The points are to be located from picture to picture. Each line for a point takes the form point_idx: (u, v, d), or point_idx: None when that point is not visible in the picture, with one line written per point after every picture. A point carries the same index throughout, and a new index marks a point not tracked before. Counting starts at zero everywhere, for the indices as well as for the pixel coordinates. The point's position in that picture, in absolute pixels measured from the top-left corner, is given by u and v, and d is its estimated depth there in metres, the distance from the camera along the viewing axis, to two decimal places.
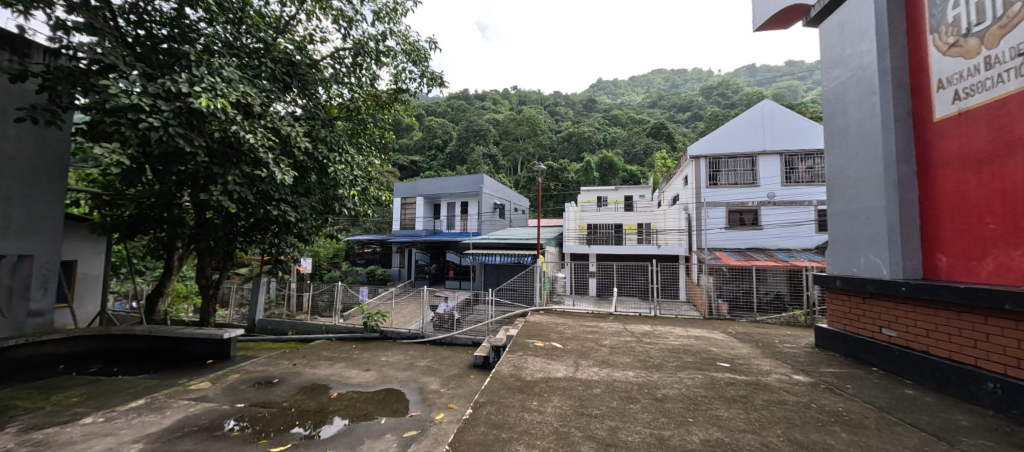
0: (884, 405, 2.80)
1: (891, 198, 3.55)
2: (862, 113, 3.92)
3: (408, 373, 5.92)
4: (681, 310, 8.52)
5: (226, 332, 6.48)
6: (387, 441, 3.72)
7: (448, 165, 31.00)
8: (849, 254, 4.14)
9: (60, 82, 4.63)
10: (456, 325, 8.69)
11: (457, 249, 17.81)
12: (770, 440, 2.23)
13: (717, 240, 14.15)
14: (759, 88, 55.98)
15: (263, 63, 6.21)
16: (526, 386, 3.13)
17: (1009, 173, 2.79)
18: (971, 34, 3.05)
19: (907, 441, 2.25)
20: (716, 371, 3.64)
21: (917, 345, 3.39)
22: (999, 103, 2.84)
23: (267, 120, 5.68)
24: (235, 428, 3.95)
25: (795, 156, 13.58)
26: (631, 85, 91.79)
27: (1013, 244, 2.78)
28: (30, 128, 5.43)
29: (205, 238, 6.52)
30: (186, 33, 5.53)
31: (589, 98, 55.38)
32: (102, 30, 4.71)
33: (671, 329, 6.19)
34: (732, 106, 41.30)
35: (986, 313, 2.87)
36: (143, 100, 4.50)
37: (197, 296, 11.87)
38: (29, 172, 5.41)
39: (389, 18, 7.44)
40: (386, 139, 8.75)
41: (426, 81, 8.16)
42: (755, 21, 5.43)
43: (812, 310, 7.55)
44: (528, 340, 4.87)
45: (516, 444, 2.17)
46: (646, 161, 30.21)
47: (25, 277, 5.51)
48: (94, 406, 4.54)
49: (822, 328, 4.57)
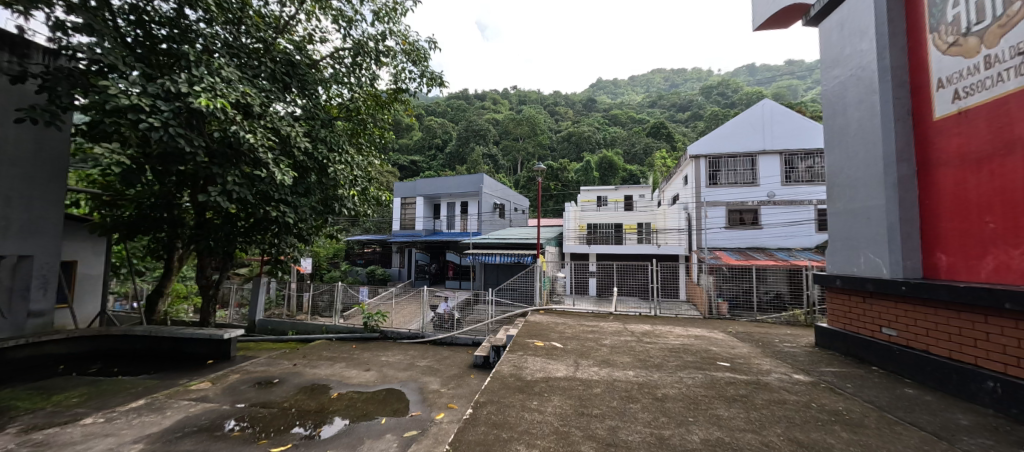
0: (884, 404, 2.80)
1: (891, 197, 3.56)
2: (861, 112, 3.92)
3: (408, 373, 5.92)
4: (682, 310, 8.53)
5: (227, 332, 6.53)
6: (388, 441, 3.72)
7: (448, 164, 31.00)
8: (849, 253, 4.14)
9: (60, 82, 4.63)
10: (456, 325, 8.69)
11: (457, 249, 17.81)
12: (770, 440, 2.23)
13: (717, 240, 14.16)
14: (758, 88, 56.00)
15: (263, 63, 6.21)
16: (526, 385, 3.13)
17: (1009, 172, 2.79)
18: (971, 34, 3.05)
19: (907, 440, 2.25)
20: (716, 371, 3.64)
21: (917, 344, 3.39)
22: (999, 103, 2.84)
23: (266, 120, 5.68)
24: (235, 428, 3.95)
25: (795, 156, 13.58)
26: (630, 85, 91.76)
27: (1013, 243, 2.78)
28: (30, 128, 5.43)
29: (206, 238, 6.53)
30: (185, 33, 5.53)
31: (589, 98, 55.35)
32: (101, 30, 4.71)
33: (671, 328, 6.19)
34: (732, 105, 41.29)
35: (986, 312, 2.87)
36: (143, 101, 4.50)
37: (197, 296, 11.87)
38: (29, 172, 5.41)
39: (389, 18, 7.45)
40: (386, 139, 8.75)
41: (426, 80, 8.17)
42: (755, 21, 5.42)
43: (812, 310, 7.55)
44: (528, 340, 4.87)
45: (516, 444, 2.17)
46: (646, 160, 30.21)
47: (26, 277, 5.52)
48: (94, 406, 4.54)
49: (822, 327, 4.57)
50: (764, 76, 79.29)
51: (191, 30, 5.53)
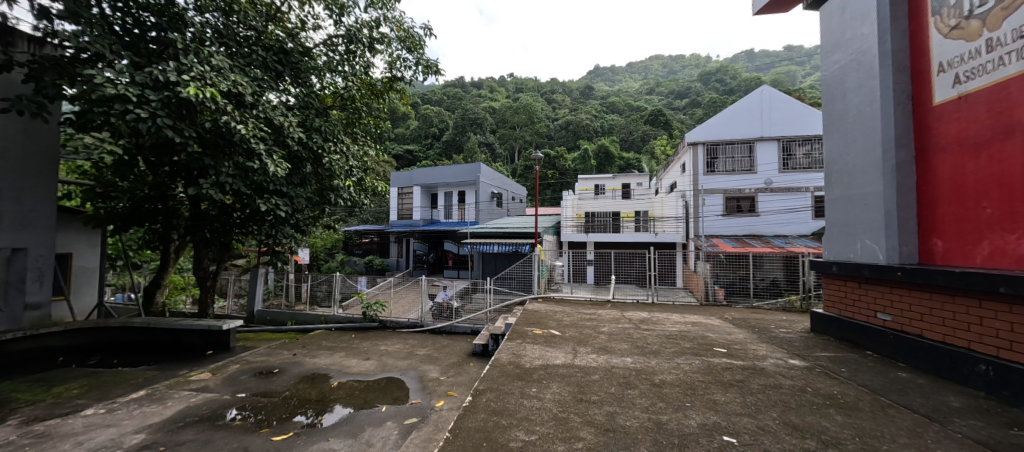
0: (877, 387, 2.86)
1: (889, 183, 3.56)
2: (861, 98, 3.89)
3: (408, 362, 5.97)
4: (678, 296, 8.62)
5: (226, 322, 6.49)
6: (389, 428, 3.77)
7: (443, 154, 30.67)
8: (846, 239, 4.14)
9: (46, 72, 4.49)
10: (456, 314, 8.78)
11: (456, 240, 17.96)
12: (766, 424, 2.26)
13: (716, 228, 14.25)
14: (757, 72, 55.35)
15: (255, 52, 6.09)
16: (525, 373, 3.15)
17: (1007, 158, 2.78)
18: (974, 16, 3.01)
19: (901, 422, 2.29)
20: (713, 356, 3.67)
21: (912, 329, 3.43)
22: (1000, 86, 2.82)
23: (259, 109, 5.58)
24: (236, 418, 3.98)
25: (794, 142, 13.49)
26: (630, 72, 90.84)
27: (1010, 229, 2.79)
28: (17, 120, 5.32)
29: (200, 230, 6.43)
30: (175, 21, 5.39)
31: (588, 85, 54.72)
32: (86, 18, 4.57)
33: (669, 315, 6.24)
34: (731, 93, 40.31)
35: (980, 296, 2.90)
36: (130, 90, 4.40)
37: (195, 287, 11.82)
38: (18, 165, 5.32)
39: (383, 4, 7.28)
40: (382, 129, 8.62)
41: (421, 68, 8.05)
42: (755, 6, 5.31)
43: (807, 295, 7.70)
44: (527, 328, 4.90)
45: (516, 430, 2.19)
46: (644, 148, 30.17)
47: (20, 271, 5.45)
48: (95, 397, 4.55)
49: (818, 313, 4.61)
50: (763, 62, 78.68)
51: (181, 17, 5.40)
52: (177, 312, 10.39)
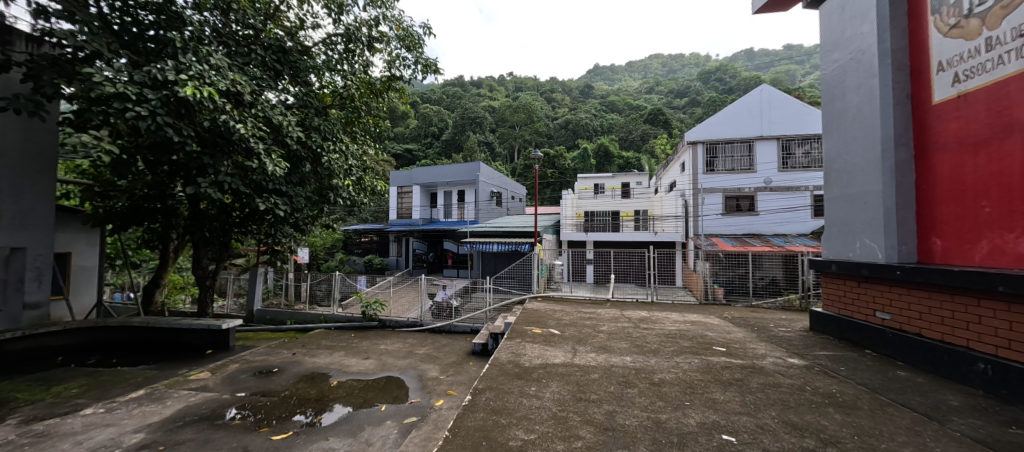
0: (876, 386, 2.86)
1: (888, 182, 3.56)
2: (860, 97, 3.89)
3: (407, 361, 5.97)
4: (678, 295, 8.62)
5: (225, 322, 6.49)
6: (388, 428, 3.77)
7: (443, 153, 30.66)
8: (845, 238, 4.15)
9: (44, 71, 4.47)
10: (456, 313, 8.71)
11: (456, 239, 17.86)
12: (765, 422, 2.26)
13: (715, 227, 14.28)
14: (757, 71, 55.29)
15: (253, 50, 6.08)
16: (524, 372, 3.15)
17: (1007, 156, 2.78)
18: (973, 15, 3.01)
19: (898, 420, 2.29)
20: (712, 355, 3.68)
21: (911, 328, 3.43)
22: (999, 86, 2.82)
23: (258, 108, 5.57)
24: (236, 417, 3.98)
25: (793, 141, 13.51)
26: (630, 71, 90.78)
27: (1009, 228, 2.79)
28: (16, 119, 5.31)
29: (199, 229, 6.42)
30: (173, 19, 5.37)
31: (587, 84, 54.66)
32: (83, 16, 4.55)
33: (669, 314, 6.25)
34: (731, 92, 40.15)
35: (979, 295, 2.90)
36: (129, 89, 4.39)
37: (194, 287, 11.83)
38: (18, 165, 5.31)
39: (382, 3, 7.25)
40: (381, 128, 8.60)
41: (420, 67, 8.02)
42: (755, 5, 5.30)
43: (806, 294, 7.70)
44: (527, 327, 4.90)
45: (515, 429, 2.19)
46: (643, 147, 30.18)
47: (20, 270, 5.45)
48: (94, 397, 4.55)
49: (818, 311, 4.61)
50: (762, 61, 78.66)
51: (179, 16, 5.38)
52: (176, 311, 10.38)
